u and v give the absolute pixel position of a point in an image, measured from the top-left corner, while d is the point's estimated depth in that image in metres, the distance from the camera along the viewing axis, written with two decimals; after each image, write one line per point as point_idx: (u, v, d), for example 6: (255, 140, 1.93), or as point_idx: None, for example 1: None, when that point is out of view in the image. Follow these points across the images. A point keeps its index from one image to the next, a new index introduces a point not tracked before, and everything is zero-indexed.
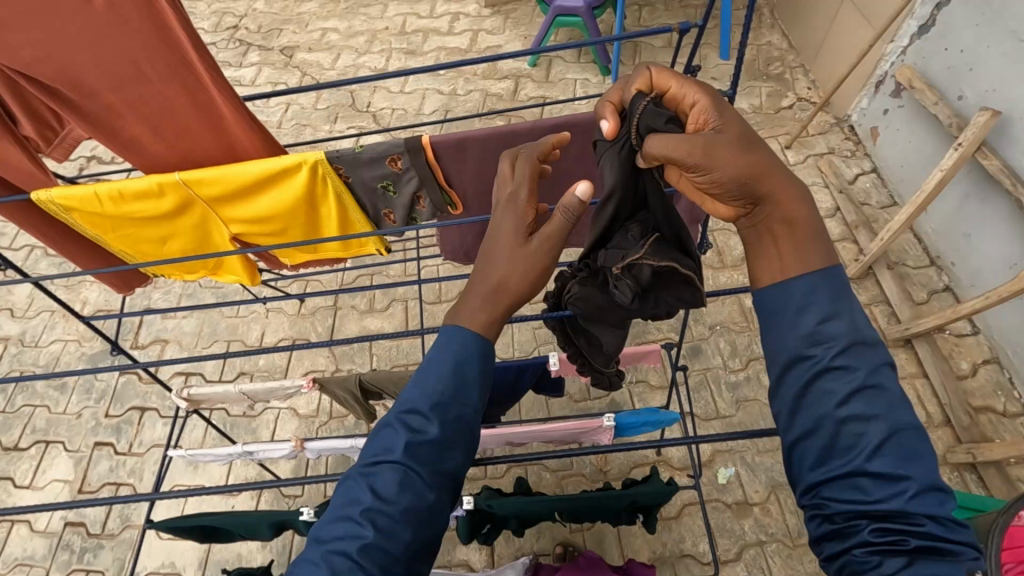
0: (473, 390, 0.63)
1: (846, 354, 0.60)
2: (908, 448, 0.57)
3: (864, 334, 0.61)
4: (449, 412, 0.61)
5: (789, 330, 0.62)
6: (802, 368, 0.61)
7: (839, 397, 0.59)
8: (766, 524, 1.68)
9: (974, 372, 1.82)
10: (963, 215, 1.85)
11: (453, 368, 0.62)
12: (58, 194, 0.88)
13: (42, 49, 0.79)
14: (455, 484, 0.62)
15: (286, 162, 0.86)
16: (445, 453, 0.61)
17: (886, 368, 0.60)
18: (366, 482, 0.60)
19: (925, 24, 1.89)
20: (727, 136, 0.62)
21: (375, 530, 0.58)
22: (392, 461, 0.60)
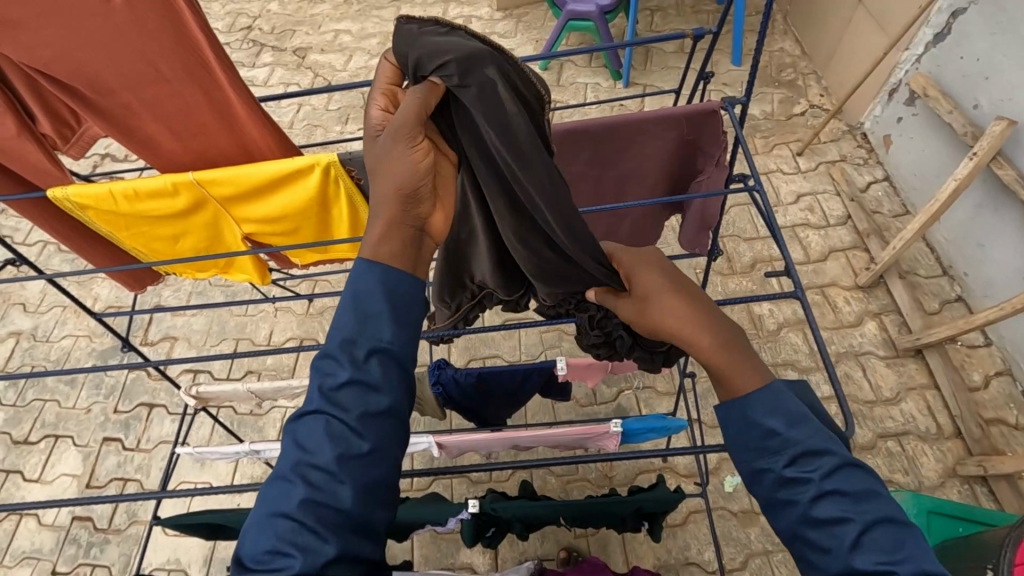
0: (387, 320, 0.60)
1: (800, 457, 0.56)
2: (887, 542, 0.52)
3: (810, 436, 0.57)
4: (360, 348, 0.58)
5: (741, 444, 0.60)
6: (766, 476, 0.58)
7: (801, 506, 0.55)
8: (772, 533, 1.67)
9: (986, 384, 1.79)
10: (976, 225, 1.83)
11: (358, 300, 0.60)
12: (73, 191, 0.89)
13: (61, 48, 0.80)
14: (390, 422, 0.58)
15: (299, 163, 0.87)
16: (368, 393, 0.57)
17: (844, 467, 0.56)
18: (293, 438, 0.57)
19: (940, 32, 1.88)
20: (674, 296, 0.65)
21: (309, 485, 0.54)
22: (312, 411, 0.57)
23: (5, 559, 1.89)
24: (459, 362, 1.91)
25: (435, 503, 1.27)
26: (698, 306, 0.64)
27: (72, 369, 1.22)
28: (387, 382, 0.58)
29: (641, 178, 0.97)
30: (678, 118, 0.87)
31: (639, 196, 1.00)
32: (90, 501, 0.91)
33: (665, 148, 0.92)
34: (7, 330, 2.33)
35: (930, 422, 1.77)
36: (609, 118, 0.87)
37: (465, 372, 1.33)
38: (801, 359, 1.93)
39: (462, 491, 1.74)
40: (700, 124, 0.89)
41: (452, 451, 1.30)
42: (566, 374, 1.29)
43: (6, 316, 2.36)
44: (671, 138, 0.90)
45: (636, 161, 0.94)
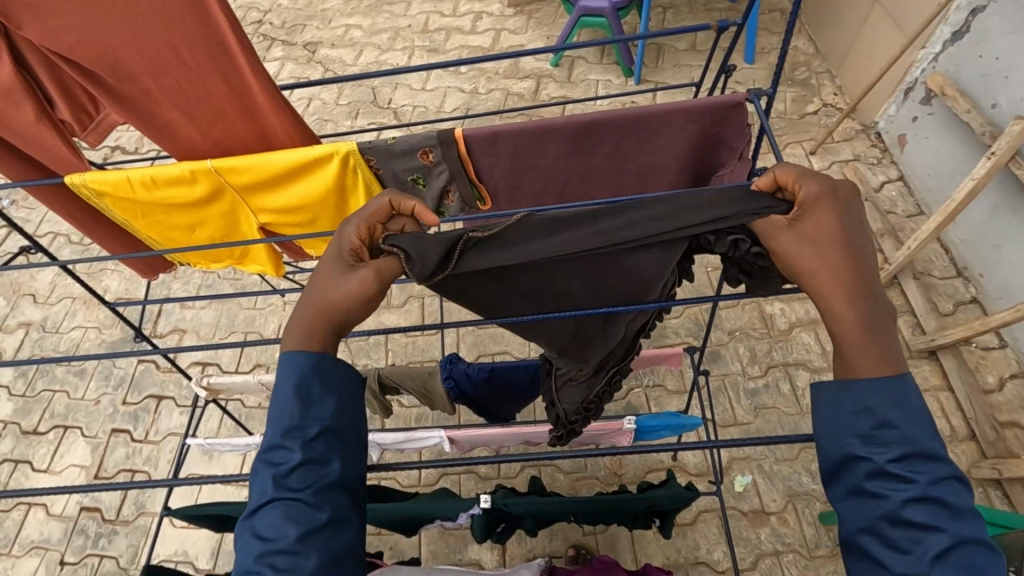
0: (324, 404, 0.68)
1: (907, 459, 0.59)
2: (973, 562, 0.56)
3: (924, 443, 0.59)
4: (307, 431, 0.66)
5: (843, 428, 0.62)
6: (859, 467, 0.61)
7: (894, 504, 0.58)
8: (783, 534, 1.65)
9: (1001, 386, 1.77)
10: (994, 225, 1.81)
11: (298, 392, 0.68)
12: (92, 177, 0.89)
13: (84, 33, 0.80)
14: (341, 491, 0.67)
15: (319, 152, 0.87)
16: (316, 470, 0.66)
17: (950, 480, 0.59)
18: (254, 529, 0.65)
19: (959, 30, 1.86)
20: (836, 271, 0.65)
21: (277, 569, 0.63)
22: (269, 504, 0.65)
23: (13, 548, 1.90)
24: (468, 358, 1.90)
25: (446, 498, 1.26)
26: (856, 285, 0.64)
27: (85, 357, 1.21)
28: (333, 455, 0.67)
29: (662, 171, 0.96)
30: (702, 109, 0.86)
31: (659, 189, 0.98)
32: (97, 487, 0.89)
33: (688, 140, 0.91)
34: (17, 321, 2.33)
35: (943, 424, 1.76)
36: (632, 109, 0.86)
37: (477, 366, 1.34)
38: (813, 360, 1.91)
39: (470, 487, 1.74)
40: (724, 116, 0.87)
41: (464, 446, 1.29)
42: None
43: (16, 307, 2.37)
44: (694, 130, 0.89)
45: (658, 154, 0.92)
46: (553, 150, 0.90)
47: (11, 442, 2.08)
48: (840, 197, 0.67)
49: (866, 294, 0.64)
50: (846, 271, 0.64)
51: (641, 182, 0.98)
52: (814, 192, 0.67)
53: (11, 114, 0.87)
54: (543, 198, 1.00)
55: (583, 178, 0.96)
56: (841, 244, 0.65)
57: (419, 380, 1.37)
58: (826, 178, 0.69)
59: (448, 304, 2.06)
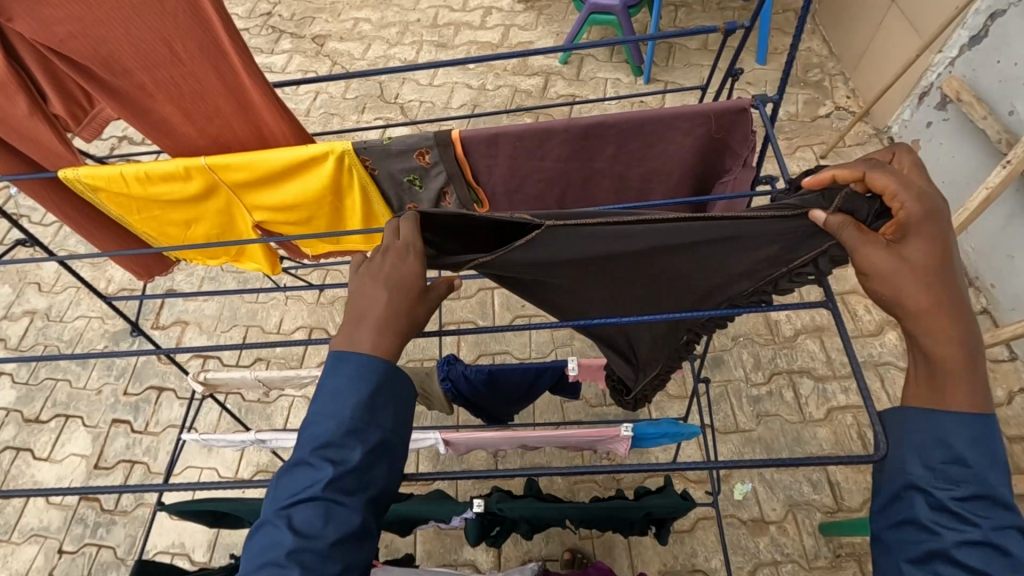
0: (387, 416, 0.66)
1: (970, 501, 0.59)
2: None
3: (996, 491, 0.59)
4: (368, 437, 0.65)
5: (916, 457, 0.61)
6: (920, 500, 0.60)
7: (946, 541, 0.59)
8: (782, 544, 1.63)
9: (1010, 400, 1.74)
10: (1009, 235, 1.76)
11: (367, 397, 0.65)
12: (85, 171, 0.88)
13: (78, 24, 0.79)
14: (378, 501, 0.66)
15: (314, 151, 0.85)
16: (365, 475, 0.64)
17: (1013, 529, 0.59)
18: (286, 523, 0.62)
19: (977, 34, 1.82)
20: (937, 294, 0.62)
21: (303, 569, 0.60)
22: (315, 498, 0.62)
23: (13, 536, 1.91)
24: (469, 357, 1.89)
25: (440, 501, 1.25)
26: (958, 307, 0.62)
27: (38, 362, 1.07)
28: (385, 466, 0.66)
29: (665, 177, 0.94)
30: (707, 113, 0.84)
31: (661, 194, 0.96)
32: (81, 492, 0.84)
33: (691, 147, 0.89)
34: (22, 309, 2.35)
35: None
36: (634, 113, 0.84)
37: (475, 368, 1.31)
38: (817, 367, 1.89)
39: (467, 488, 1.73)
40: (730, 121, 0.85)
41: (459, 448, 1.28)
42: (577, 374, 1.27)
43: (21, 294, 2.38)
44: (699, 135, 0.87)
45: (661, 159, 0.90)
46: (553, 153, 0.88)
47: (14, 430, 2.09)
48: (934, 229, 0.63)
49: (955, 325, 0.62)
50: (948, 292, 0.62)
51: (643, 188, 0.96)
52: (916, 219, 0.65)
53: (7, 108, 0.87)
54: (544, 201, 0.98)
55: (583, 182, 0.94)
56: (937, 273, 0.62)
57: (416, 381, 1.34)
58: (930, 194, 0.65)
59: (449, 303, 2.04)
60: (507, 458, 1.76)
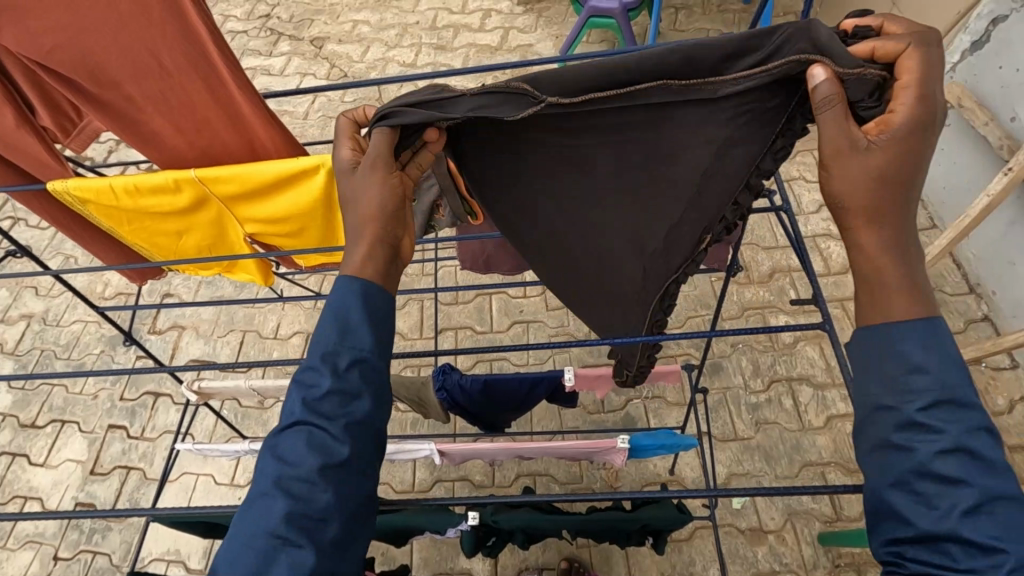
0: (361, 338, 0.64)
1: (936, 408, 0.54)
2: (1006, 520, 0.51)
3: (960, 392, 0.55)
4: (339, 360, 0.63)
5: (876, 377, 0.58)
6: (887, 417, 0.56)
7: (922, 456, 0.53)
8: (780, 553, 1.62)
9: (1011, 409, 1.72)
10: (1010, 242, 1.75)
11: (340, 318, 0.65)
12: (74, 184, 0.87)
13: (64, 36, 0.78)
14: (367, 431, 0.63)
15: (305, 164, 0.84)
16: (346, 401, 0.62)
17: (984, 433, 0.54)
18: (274, 452, 0.61)
19: (979, 39, 1.79)
20: (873, 202, 0.60)
21: (291, 497, 0.58)
22: (296, 426, 0.61)
23: (8, 542, 1.90)
24: (467, 364, 1.89)
25: (437, 510, 1.24)
26: (895, 223, 0.61)
27: (30, 376, 1.06)
28: (366, 391, 0.63)
29: None
30: None
31: None
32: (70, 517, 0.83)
33: None
34: (19, 312, 2.34)
35: None
36: None
37: (471, 377, 1.30)
38: (817, 374, 1.87)
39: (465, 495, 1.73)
40: None
41: (455, 458, 1.27)
42: (574, 385, 1.26)
43: (18, 298, 2.37)
44: None
45: None
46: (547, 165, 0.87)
47: (9, 435, 2.09)
48: (904, 139, 0.59)
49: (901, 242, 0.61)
50: (888, 202, 0.60)
51: None
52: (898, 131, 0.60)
53: None
54: None
55: None
56: (887, 181, 0.60)
57: (412, 390, 1.35)
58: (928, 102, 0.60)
59: (447, 308, 2.03)
60: (504, 465, 1.76)
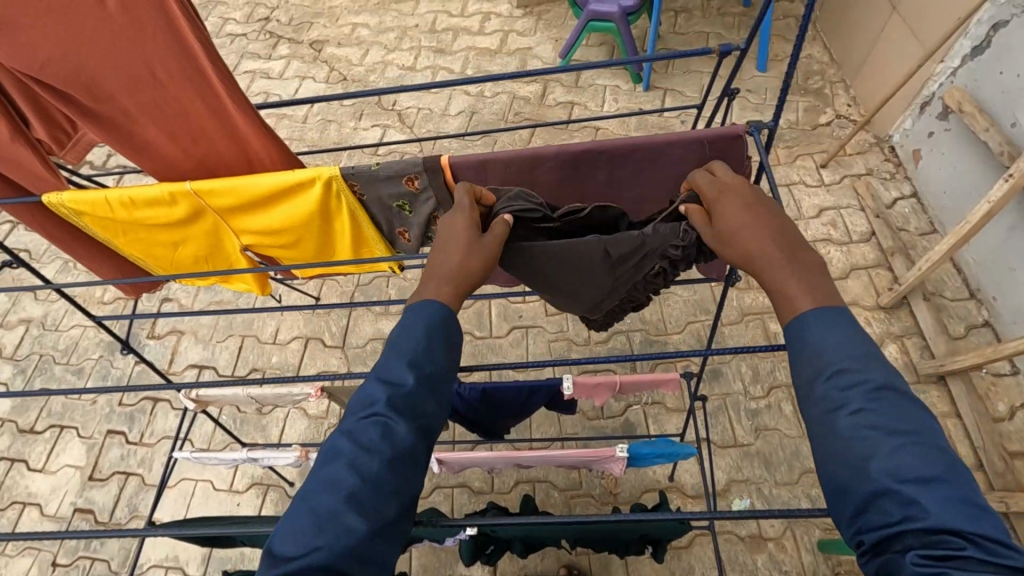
0: (442, 351, 0.65)
1: (838, 375, 0.54)
2: (925, 465, 0.48)
3: (855, 356, 0.54)
4: (425, 366, 0.63)
5: (796, 368, 0.58)
6: (810, 397, 0.56)
7: (832, 421, 0.53)
8: (780, 560, 1.62)
9: (1011, 415, 1.72)
10: (1010, 248, 1.74)
11: (428, 326, 0.65)
12: (68, 197, 0.87)
13: (57, 49, 0.78)
14: (431, 437, 0.62)
15: (300, 177, 0.83)
16: (421, 404, 0.62)
17: (886, 391, 0.52)
18: (347, 435, 0.59)
19: (980, 45, 1.80)
20: (736, 240, 0.66)
21: (358, 481, 0.57)
22: (373, 413, 0.60)
23: (7, 548, 1.90)
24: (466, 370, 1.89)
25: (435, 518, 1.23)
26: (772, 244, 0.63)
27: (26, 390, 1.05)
28: (437, 400, 0.63)
29: (660, 201, 0.91)
30: (701, 140, 0.81)
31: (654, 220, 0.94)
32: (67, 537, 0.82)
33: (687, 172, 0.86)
34: (18, 317, 2.33)
35: None
36: (625, 138, 0.82)
37: (469, 386, 1.28)
38: None
39: (464, 501, 1.72)
40: (725, 148, 0.82)
41: (453, 467, 1.27)
42: (573, 393, 1.26)
43: (17, 303, 2.37)
44: (693, 161, 0.84)
45: (655, 183, 0.88)
46: (544, 178, 0.87)
47: (8, 440, 2.09)
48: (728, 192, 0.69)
49: (800, 253, 0.62)
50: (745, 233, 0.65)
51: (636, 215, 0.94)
52: (731, 179, 0.70)
53: None
54: None
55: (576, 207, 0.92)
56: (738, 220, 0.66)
57: None
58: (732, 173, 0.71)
59: None
60: (503, 472, 1.76)
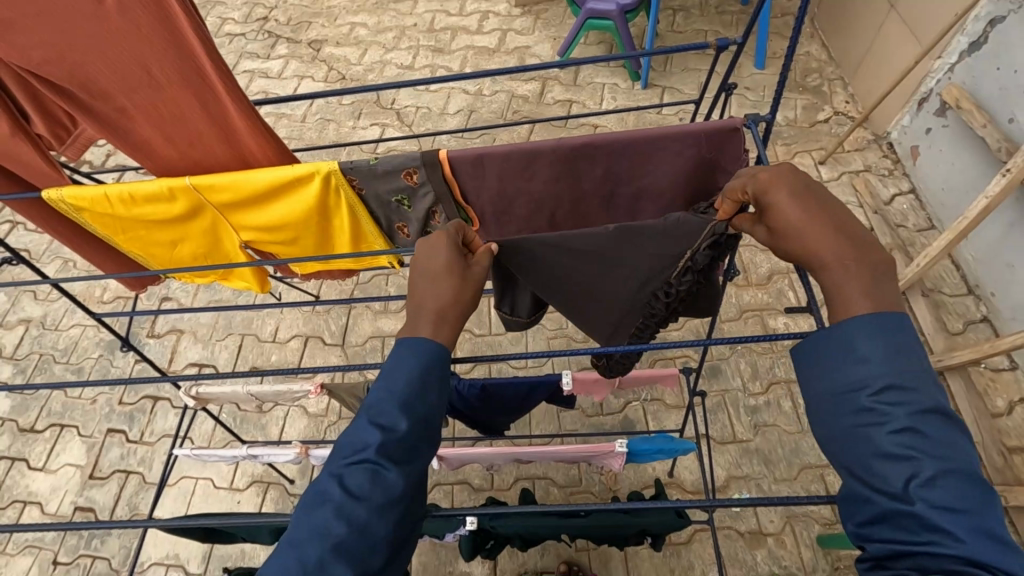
0: (435, 396, 0.65)
1: (884, 393, 0.55)
2: (958, 494, 0.51)
3: (911, 378, 0.55)
4: (417, 411, 0.64)
5: (834, 377, 0.59)
6: (851, 402, 0.57)
7: (872, 438, 0.55)
8: (780, 556, 1.62)
9: (1010, 411, 1.72)
10: (1008, 244, 1.75)
11: (421, 371, 0.65)
12: (68, 193, 0.87)
13: (54, 48, 0.78)
14: (420, 480, 0.64)
15: (299, 172, 0.84)
16: (409, 450, 0.63)
17: (934, 415, 0.54)
18: (337, 478, 0.60)
19: (976, 41, 1.81)
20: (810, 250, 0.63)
21: (348, 526, 0.58)
22: (364, 459, 0.61)
23: (8, 547, 1.90)
24: (465, 368, 1.89)
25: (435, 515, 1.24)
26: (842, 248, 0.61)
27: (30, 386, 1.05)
28: (426, 445, 0.64)
29: (658, 196, 0.91)
30: (697, 134, 0.82)
31: (653, 214, 0.94)
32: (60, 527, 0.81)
33: (684, 168, 0.87)
34: (17, 317, 2.33)
35: None
36: (622, 133, 0.82)
37: (469, 382, 1.28)
38: None
39: (464, 498, 1.73)
40: (721, 141, 0.82)
41: (453, 462, 1.27)
42: (572, 388, 1.26)
43: (17, 302, 2.37)
44: (690, 155, 0.84)
45: (655, 179, 0.88)
46: (541, 174, 0.87)
47: (9, 440, 2.09)
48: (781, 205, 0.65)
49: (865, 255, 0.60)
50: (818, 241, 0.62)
51: (635, 211, 0.94)
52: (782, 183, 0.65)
53: None
54: (537, 221, 0.96)
55: (575, 204, 0.93)
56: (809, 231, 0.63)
57: None
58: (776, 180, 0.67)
59: None
60: (503, 469, 1.76)
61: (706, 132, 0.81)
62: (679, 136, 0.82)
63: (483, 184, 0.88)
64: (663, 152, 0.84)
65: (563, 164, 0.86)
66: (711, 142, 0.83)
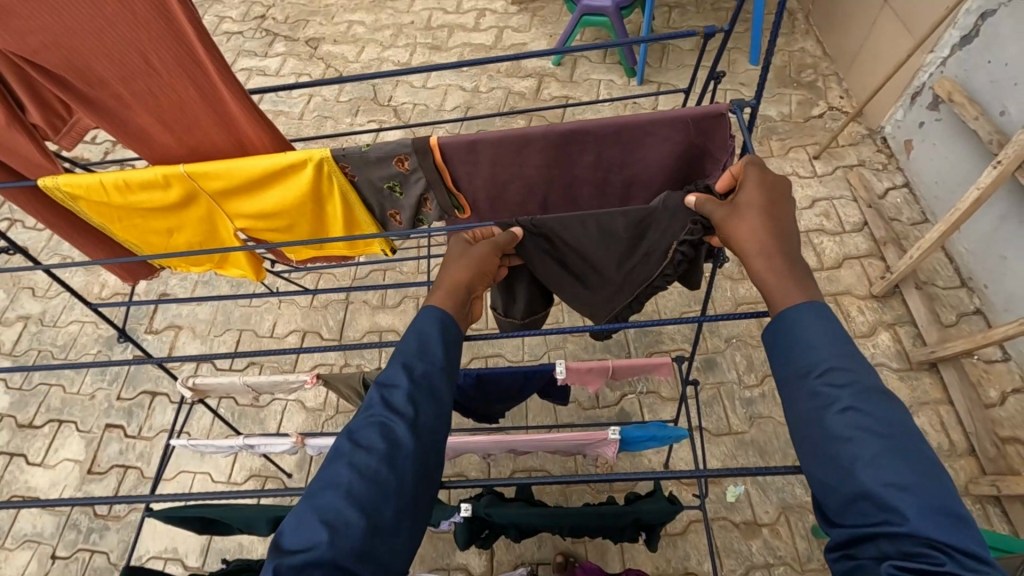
0: (436, 355, 0.72)
1: (829, 373, 0.59)
2: (908, 471, 0.53)
3: (849, 359, 0.60)
4: (419, 371, 0.71)
5: (786, 362, 0.63)
6: (804, 386, 0.61)
7: (823, 420, 0.58)
8: (775, 546, 1.63)
9: (1002, 401, 1.73)
10: (1000, 236, 1.76)
11: (423, 334, 0.73)
12: (64, 180, 0.88)
13: (52, 36, 0.79)
14: (429, 438, 0.68)
15: (292, 159, 0.85)
16: (415, 406, 0.69)
17: (875, 394, 0.58)
18: (349, 435, 0.67)
19: (968, 34, 1.82)
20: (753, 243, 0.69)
21: (357, 474, 0.64)
22: (373, 416, 0.68)
23: (7, 541, 1.91)
24: (461, 361, 1.90)
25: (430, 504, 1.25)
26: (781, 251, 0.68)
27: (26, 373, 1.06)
28: (430, 403, 0.70)
29: (647, 181, 0.92)
30: (685, 120, 0.83)
31: (643, 198, 0.95)
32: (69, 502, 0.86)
33: (673, 153, 0.88)
34: (16, 314, 2.34)
35: (942, 438, 1.72)
36: (611, 120, 0.83)
37: (464, 372, 1.28)
38: None
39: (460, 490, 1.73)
40: (709, 127, 0.83)
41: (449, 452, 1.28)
42: (566, 378, 1.27)
43: (15, 299, 2.38)
44: (679, 141, 0.85)
45: (644, 164, 0.89)
46: (531, 161, 0.88)
47: (7, 436, 2.09)
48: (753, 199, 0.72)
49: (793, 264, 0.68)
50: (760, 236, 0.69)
51: (624, 196, 0.96)
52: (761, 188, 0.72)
53: None
54: (527, 207, 0.98)
55: (564, 190, 0.94)
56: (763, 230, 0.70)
57: None
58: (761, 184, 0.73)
59: None
60: (499, 461, 1.77)
61: (693, 118, 0.82)
62: (667, 122, 0.83)
63: (473, 172, 0.90)
64: (651, 139, 0.85)
65: (552, 152, 0.87)
66: (700, 129, 0.84)
